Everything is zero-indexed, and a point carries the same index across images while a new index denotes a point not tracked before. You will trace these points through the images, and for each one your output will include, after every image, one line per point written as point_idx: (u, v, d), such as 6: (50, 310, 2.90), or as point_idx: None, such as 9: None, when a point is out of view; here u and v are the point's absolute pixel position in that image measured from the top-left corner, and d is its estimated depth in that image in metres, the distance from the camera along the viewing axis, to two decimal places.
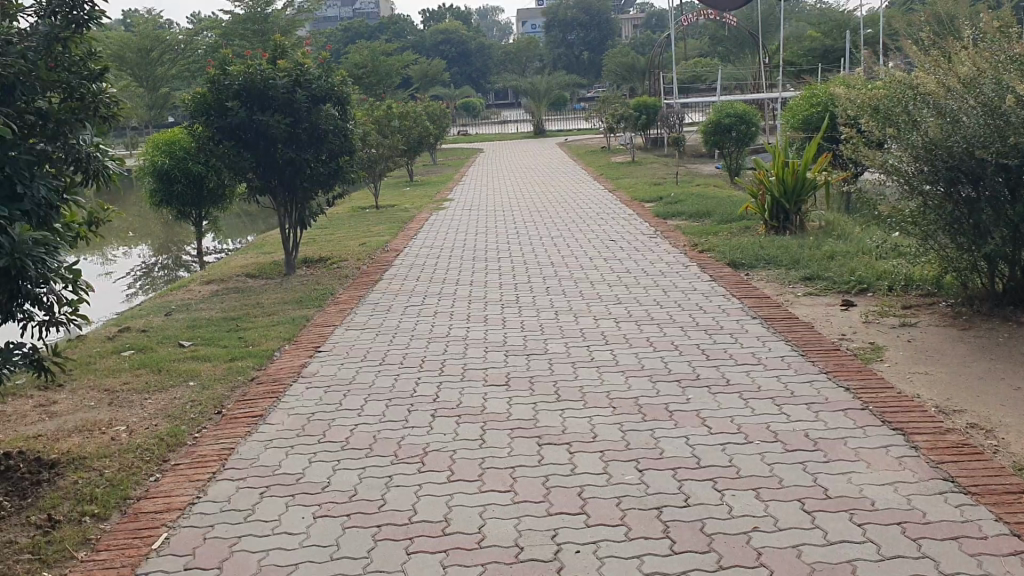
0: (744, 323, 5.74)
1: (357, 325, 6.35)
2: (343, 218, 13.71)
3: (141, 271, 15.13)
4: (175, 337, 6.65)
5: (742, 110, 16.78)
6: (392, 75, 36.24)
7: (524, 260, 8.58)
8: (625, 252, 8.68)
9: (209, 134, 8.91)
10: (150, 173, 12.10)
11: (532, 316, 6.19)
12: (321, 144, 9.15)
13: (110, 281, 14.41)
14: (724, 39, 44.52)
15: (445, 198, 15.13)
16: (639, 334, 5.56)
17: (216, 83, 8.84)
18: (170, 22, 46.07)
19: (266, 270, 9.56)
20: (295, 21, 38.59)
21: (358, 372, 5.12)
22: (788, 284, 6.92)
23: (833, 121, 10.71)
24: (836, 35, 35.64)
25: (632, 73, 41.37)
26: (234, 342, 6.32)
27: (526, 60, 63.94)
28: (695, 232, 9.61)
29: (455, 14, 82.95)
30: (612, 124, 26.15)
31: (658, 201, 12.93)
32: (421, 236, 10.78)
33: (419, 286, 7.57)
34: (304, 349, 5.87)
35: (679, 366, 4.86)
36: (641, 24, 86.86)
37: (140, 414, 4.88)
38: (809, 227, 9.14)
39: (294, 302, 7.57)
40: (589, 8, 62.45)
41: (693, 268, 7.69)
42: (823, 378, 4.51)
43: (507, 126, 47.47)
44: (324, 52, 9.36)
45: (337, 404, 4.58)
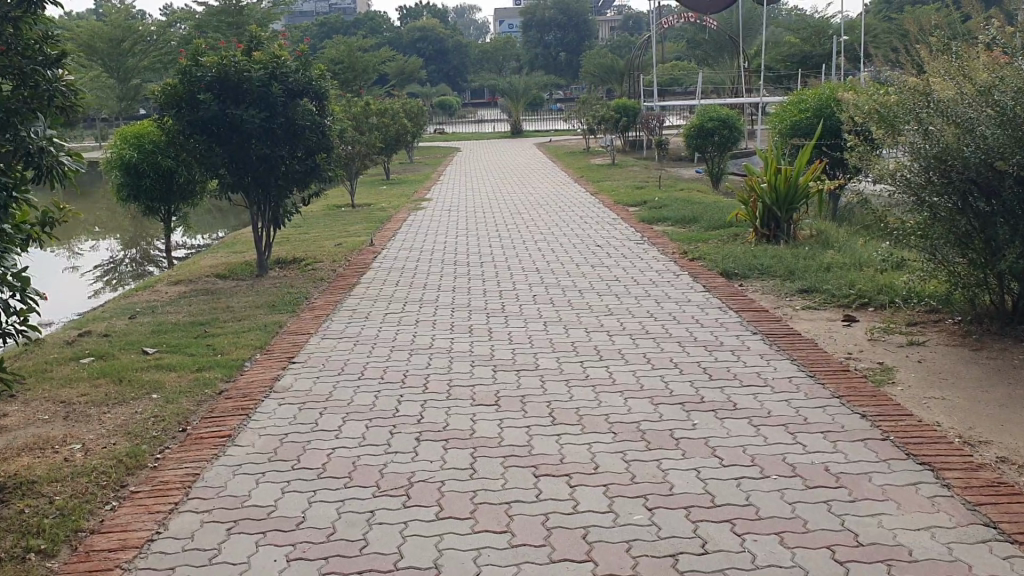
0: (744, 338, 5.44)
1: (333, 334, 5.99)
2: (318, 216, 13.32)
3: (109, 267, 14.66)
4: (139, 343, 6.25)
5: (724, 114, 16.56)
6: (369, 71, 35.67)
7: (507, 265, 8.26)
8: (613, 259, 8.38)
9: (180, 128, 8.49)
10: (117, 167, 11.64)
11: (520, 327, 5.85)
12: (297, 140, 8.78)
13: (75, 277, 13.90)
14: (703, 43, 44.37)
15: (421, 198, 14.79)
16: (634, 349, 5.25)
17: (187, 74, 8.41)
18: (142, 12, 45.35)
19: (237, 271, 9.16)
20: (270, 15, 37.94)
21: (335, 387, 4.77)
22: (786, 297, 6.65)
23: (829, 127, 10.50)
24: (815, 41, 35.54)
25: (610, 75, 41.14)
26: (202, 351, 5.94)
27: (503, 60, 63.48)
28: (684, 239, 9.32)
29: (431, 11, 82.58)
30: (591, 125, 25.95)
31: (642, 206, 12.66)
32: (400, 237, 10.42)
33: (398, 292, 7.22)
34: (278, 359, 5.50)
35: (680, 386, 4.54)
36: (618, 26, 86.65)
37: (98, 431, 4.50)
38: (800, 237, 8.89)
39: (267, 307, 7.19)
40: (567, 9, 61.41)
41: (685, 277, 7.41)
42: (836, 403, 4.22)
43: (484, 125, 47.13)
44: (302, 45, 8.97)
45: (313, 424, 4.22)
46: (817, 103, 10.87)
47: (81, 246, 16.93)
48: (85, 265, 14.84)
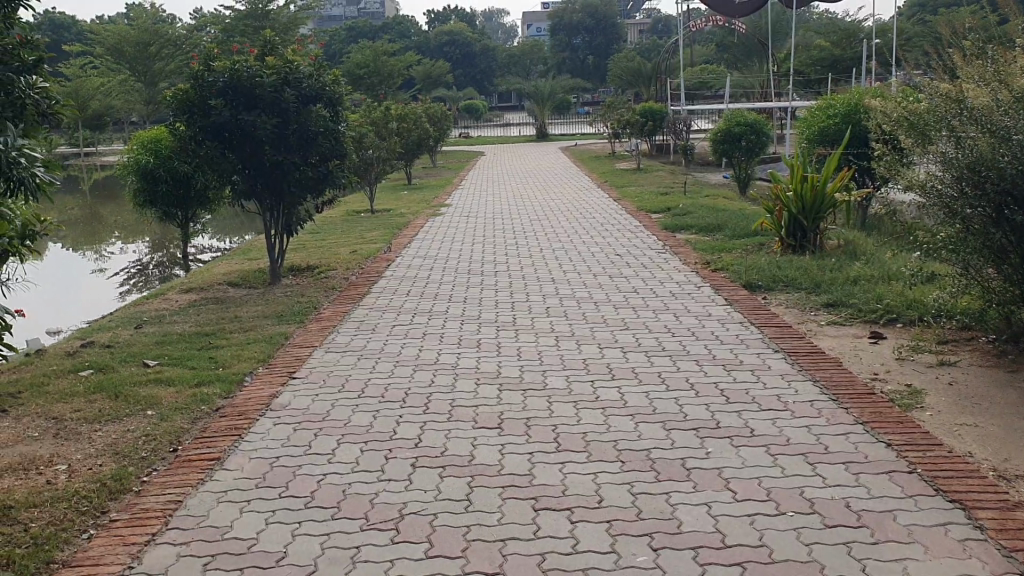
0: (765, 357, 5.19)
1: (338, 347, 5.80)
2: (337, 222, 13.18)
3: (135, 270, 14.67)
4: (141, 355, 6.09)
5: (752, 119, 16.26)
6: (396, 75, 35.58)
7: (522, 274, 8.04)
8: (632, 269, 8.14)
9: (191, 134, 8.36)
10: (134, 172, 11.56)
11: (530, 342, 5.62)
12: (311, 147, 8.62)
13: (100, 280, 13.87)
14: (731, 47, 43.97)
15: (442, 203, 14.62)
16: (647, 368, 5.00)
17: (199, 79, 8.28)
18: (171, 16, 45.69)
19: (250, 278, 9.02)
20: (297, 19, 37.99)
21: (333, 406, 4.57)
22: (810, 311, 6.39)
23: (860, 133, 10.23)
24: (844, 44, 35.08)
25: (637, 79, 40.80)
26: (204, 363, 5.78)
27: (530, 63, 63.33)
28: (706, 248, 9.07)
29: (459, 15, 82.66)
30: (616, 129, 25.66)
31: (666, 212, 12.40)
32: (415, 245, 10.24)
33: (408, 303, 7.02)
34: (278, 374, 5.31)
35: (695, 409, 4.30)
36: (646, 29, 86.10)
37: (87, 450, 4.33)
38: (827, 247, 8.61)
39: (274, 317, 7.03)
40: (595, 13, 62.25)
41: (705, 289, 7.16)
42: (860, 430, 3.96)
43: (510, 129, 47.00)
44: (316, 50, 8.82)
45: (306, 447, 4.02)
46: (844, 109, 10.61)
47: (105, 251, 16.94)
48: (110, 269, 14.82)
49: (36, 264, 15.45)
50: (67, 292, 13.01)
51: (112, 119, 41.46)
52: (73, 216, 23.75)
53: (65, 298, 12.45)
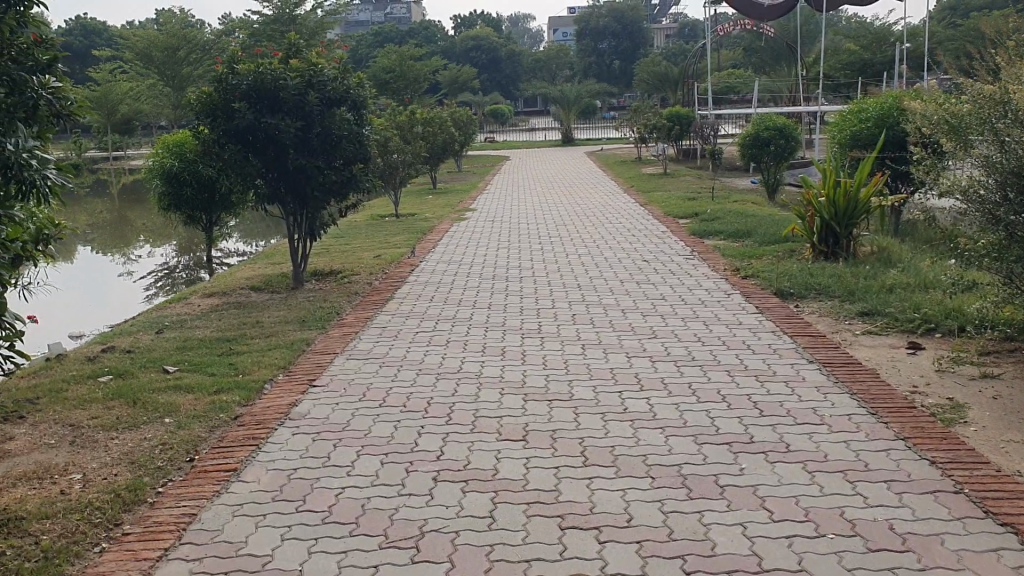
0: (799, 368, 5.01)
1: (359, 355, 5.68)
2: (361, 226, 13.11)
3: (163, 272, 14.70)
4: (161, 361, 6.02)
5: (781, 123, 16.03)
6: (422, 80, 35.59)
7: (548, 280, 7.91)
8: (660, 275, 7.98)
9: (215, 138, 8.30)
10: (159, 176, 11.55)
11: (555, 350, 5.48)
12: (334, 150, 8.54)
13: (127, 283, 13.91)
14: (760, 51, 43.61)
15: (467, 207, 14.52)
16: (676, 378, 4.85)
17: (222, 82, 8.23)
18: (200, 22, 46.06)
19: (273, 283, 8.94)
20: (324, 23, 38.13)
21: (353, 416, 4.45)
22: (845, 321, 6.20)
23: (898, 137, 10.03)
24: (875, 48, 34.70)
25: (664, 83, 40.58)
26: (224, 370, 5.69)
27: (556, 68, 63.22)
28: (736, 254, 8.89)
29: (485, 19, 82.76)
30: (643, 133, 25.47)
31: (694, 218, 12.22)
32: (440, 250, 10.13)
33: (432, 309, 6.91)
34: (298, 382, 5.20)
35: (728, 422, 4.14)
36: (672, 34, 85.78)
37: (102, 459, 4.24)
38: (860, 253, 8.41)
39: (296, 322, 6.94)
40: (622, 17, 62.19)
41: (736, 296, 6.99)
42: (901, 446, 3.78)
43: (536, 134, 46.90)
44: (341, 53, 8.74)
45: (325, 459, 3.90)
46: (878, 112, 10.39)
47: (133, 255, 17.01)
48: (138, 272, 14.86)
49: (64, 267, 15.53)
50: (94, 295, 13.04)
51: (140, 124, 41.80)
52: (101, 219, 23.91)
53: (92, 301, 12.45)
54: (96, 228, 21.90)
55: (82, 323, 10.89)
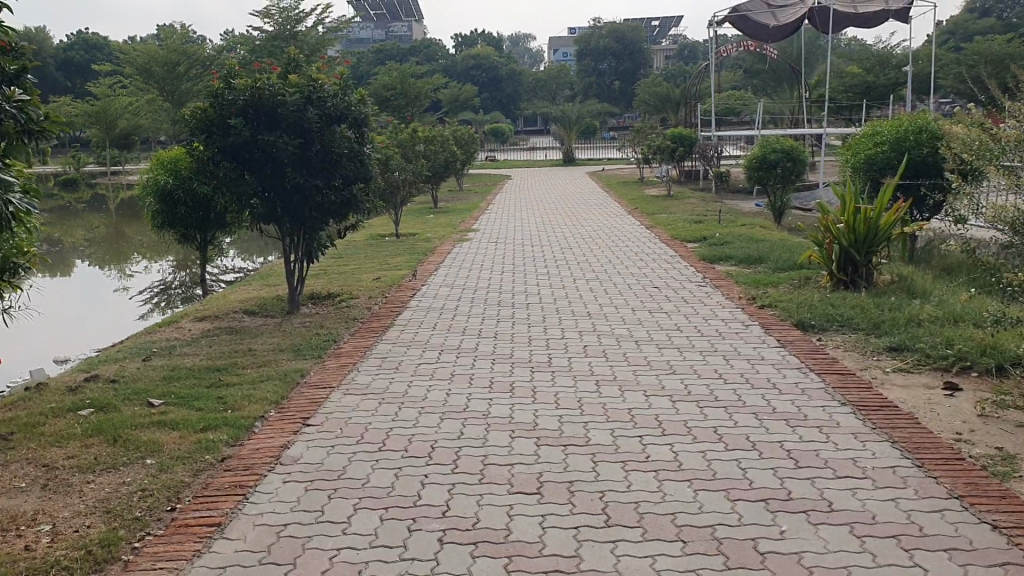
0: (830, 410, 4.65)
1: (357, 389, 5.32)
2: (360, 246, 12.77)
3: (160, 289, 14.37)
4: (146, 392, 5.65)
5: (789, 146, 15.74)
6: (422, 98, 35.36)
7: (556, 307, 7.56)
8: (674, 304, 7.63)
9: (209, 155, 7.96)
10: (153, 193, 11.21)
11: (567, 388, 5.12)
12: (334, 169, 8.20)
13: (121, 300, 13.55)
14: (761, 72, 43.51)
15: (469, 228, 14.20)
16: (699, 421, 4.49)
17: (218, 96, 7.89)
18: (201, 37, 45.88)
19: (268, 306, 8.60)
20: (324, 40, 37.95)
21: (350, 462, 4.10)
22: (872, 356, 5.86)
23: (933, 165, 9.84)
24: (877, 71, 34.60)
25: (666, 104, 40.41)
26: (213, 404, 5.32)
27: (557, 88, 63.14)
28: (750, 282, 8.54)
29: (487, 39, 83.03)
30: (647, 154, 25.06)
31: (702, 242, 11.90)
32: (442, 272, 9.79)
33: (434, 337, 6.56)
34: (290, 420, 4.84)
35: (762, 474, 3.78)
36: (673, 55, 86.01)
37: (75, 507, 3.86)
38: (880, 282, 8.07)
39: (291, 351, 6.58)
40: (623, 37, 62.30)
41: (755, 328, 6.65)
42: (956, 506, 3.42)
43: (536, 153, 46.70)
44: (342, 67, 8.41)
45: (318, 514, 3.55)
46: (893, 136, 10.15)
47: (128, 271, 16.65)
48: (134, 289, 14.52)
49: (56, 284, 15.17)
50: (87, 313, 12.67)
51: (139, 139, 41.58)
52: (96, 234, 23.56)
53: (86, 320, 12.09)
54: (91, 244, 21.55)
55: (73, 345, 10.54)
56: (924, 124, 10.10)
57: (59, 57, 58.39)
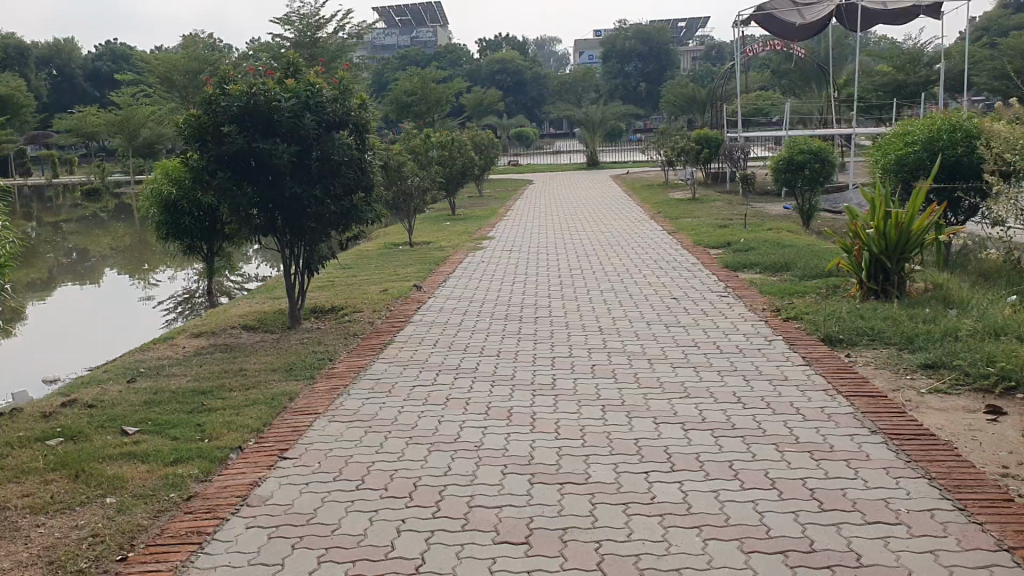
0: (859, 440, 4.19)
1: (344, 416, 4.93)
2: (371, 255, 12.41)
3: (180, 298, 14.15)
4: (124, 419, 5.28)
5: (816, 147, 15.17)
6: (443, 102, 35.08)
7: (567, 322, 7.14)
8: (693, 317, 7.18)
9: (203, 165, 7.61)
10: (157, 203, 10.92)
11: (570, 414, 4.70)
12: (333, 177, 7.82)
13: (141, 309, 13.27)
14: (789, 72, 42.84)
15: (485, 235, 13.81)
16: (713, 454, 4.04)
17: (212, 103, 7.54)
18: (223, 45, 45.91)
19: (268, 321, 8.25)
20: (347, 46, 37.71)
21: (323, 503, 3.70)
22: (906, 375, 5.38)
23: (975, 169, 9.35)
24: (909, 69, 33.84)
25: (691, 106, 39.84)
26: (190, 432, 4.95)
27: (582, 91, 62.69)
28: (775, 291, 8.07)
29: (511, 43, 82.82)
30: (671, 157, 24.57)
31: (726, 248, 11.43)
32: (451, 284, 9.41)
33: (433, 356, 6.16)
34: (267, 451, 4.46)
35: (780, 518, 3.33)
36: (700, 57, 85.30)
37: (16, 555, 3.49)
38: (914, 291, 7.58)
39: (282, 371, 6.20)
40: (648, 40, 61.80)
41: (778, 344, 6.18)
42: (1007, 562, 2.96)
43: (562, 157, 46.31)
44: (341, 71, 8.06)
45: (277, 569, 3.15)
46: (925, 135, 9.67)
47: (153, 280, 16.42)
48: (156, 297, 14.32)
49: (74, 295, 14.98)
50: (100, 324, 12.43)
51: (164, 148, 41.72)
52: (119, 243, 23.49)
53: (101, 331, 11.86)
54: (112, 253, 21.42)
55: (84, 357, 10.29)
56: (958, 123, 9.63)
57: (87, 67, 58.88)
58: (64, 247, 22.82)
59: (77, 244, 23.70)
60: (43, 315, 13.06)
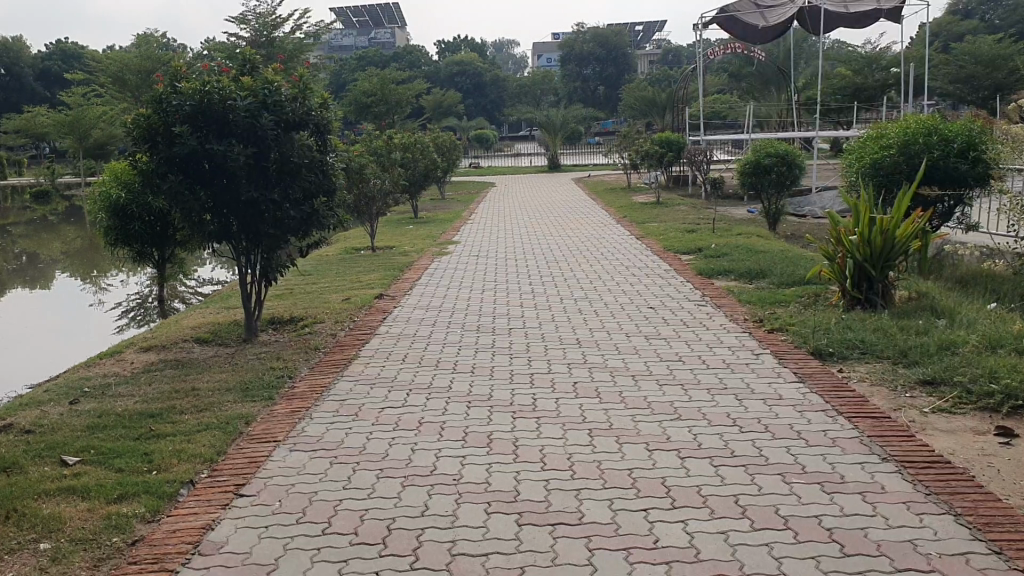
0: (870, 469, 3.88)
1: (306, 444, 4.52)
2: (332, 261, 11.96)
3: (135, 303, 13.56)
4: (64, 447, 4.79)
5: (783, 150, 14.91)
6: (403, 104, 34.58)
7: (541, 334, 6.78)
8: (674, 329, 6.85)
9: (153, 167, 7.12)
10: (105, 207, 10.36)
11: (554, 440, 4.34)
12: (293, 181, 7.39)
13: (91, 315, 12.65)
14: (747, 76, 42.98)
15: (448, 239, 13.43)
16: (715, 487, 3.71)
17: (162, 102, 7.05)
18: (176, 44, 44.91)
19: (223, 332, 7.79)
20: (305, 46, 37.02)
21: (286, 553, 3.30)
22: (905, 392, 5.09)
23: (955, 173, 9.15)
24: (866, 73, 34.03)
25: (652, 108, 39.76)
26: (137, 462, 4.48)
27: (542, 94, 62.47)
28: (755, 300, 7.78)
29: (469, 44, 82.51)
30: (634, 160, 24.28)
31: (697, 253, 11.16)
32: (416, 292, 9.00)
33: (402, 373, 5.76)
34: (222, 486, 4.03)
35: (800, 565, 3.00)
36: (657, 61, 85.69)
37: None
38: (898, 300, 7.31)
39: (238, 391, 5.74)
40: (607, 42, 61.82)
41: (765, 358, 5.88)
42: None
43: (522, 159, 46.02)
44: (300, 68, 7.63)
45: None
46: (900, 138, 9.47)
47: (106, 284, 15.75)
48: (109, 302, 13.72)
49: (21, 300, 14.31)
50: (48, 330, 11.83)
51: (115, 150, 40.61)
52: (69, 246, 22.69)
53: (52, 337, 11.29)
54: (61, 257, 20.64)
55: (36, 364, 9.76)
56: (933, 125, 9.40)
57: (36, 66, 57.40)
58: (12, 251, 21.98)
59: (25, 247, 22.87)
60: None
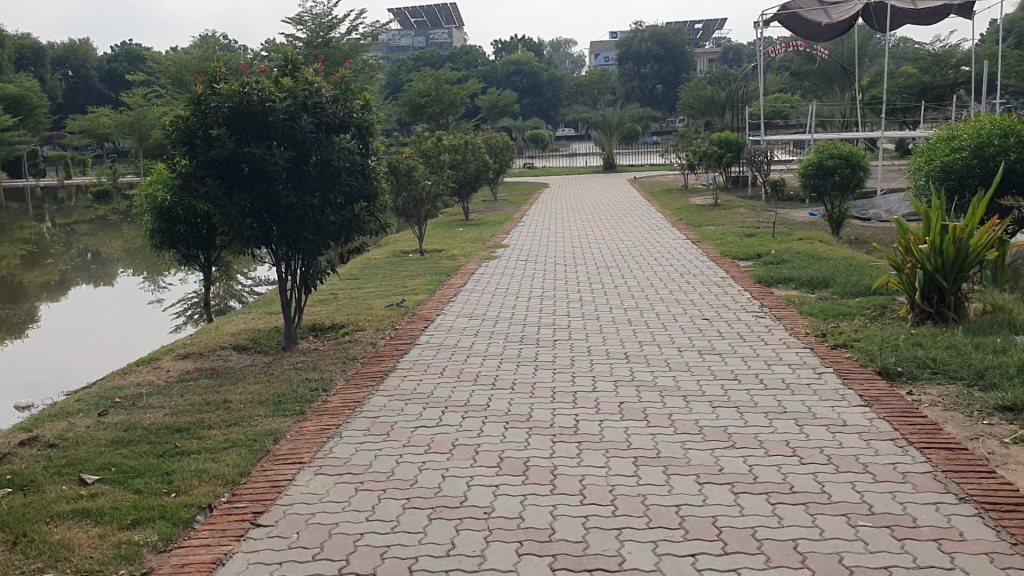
0: (949, 512, 3.47)
1: (333, 468, 4.26)
2: (378, 264, 11.73)
3: (194, 300, 13.59)
4: (84, 464, 4.59)
5: (847, 151, 14.25)
6: (457, 104, 34.37)
7: (588, 348, 6.44)
8: (729, 344, 6.46)
9: (191, 170, 6.93)
10: (151, 209, 10.29)
11: (596, 469, 4.02)
12: (333, 186, 7.17)
13: (146, 312, 12.66)
14: (808, 74, 42.01)
15: (497, 243, 13.14)
16: (773, 530, 3.35)
17: (200, 103, 6.86)
18: (235, 45, 45.36)
19: (262, 339, 7.59)
20: (359, 47, 36.94)
21: None
22: (983, 420, 4.65)
23: None
24: (934, 71, 32.91)
25: (710, 107, 39.08)
26: (156, 484, 4.24)
27: (599, 93, 61.96)
28: (818, 313, 7.34)
29: (527, 44, 82.32)
30: (691, 161, 23.59)
31: (756, 259, 10.74)
32: (461, 299, 8.72)
33: (439, 389, 5.47)
34: (240, 516, 3.77)
35: None
36: (717, 59, 84.58)
37: None
38: (971, 313, 6.81)
39: (269, 405, 5.50)
40: (664, 41, 61.13)
41: (828, 378, 5.47)
42: None
43: (577, 159, 45.63)
44: (340, 68, 7.39)
45: None
46: (974, 141, 8.94)
47: (165, 282, 15.80)
48: (167, 300, 13.74)
49: (83, 297, 14.42)
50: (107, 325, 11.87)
51: None
52: (128, 244, 22.92)
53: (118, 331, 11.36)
54: (120, 256, 20.80)
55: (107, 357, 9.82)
56: (1009, 127, 8.86)
57: (102, 68, 58.56)
58: (74, 250, 22.30)
59: (88, 245, 23.19)
60: (54, 317, 12.51)
